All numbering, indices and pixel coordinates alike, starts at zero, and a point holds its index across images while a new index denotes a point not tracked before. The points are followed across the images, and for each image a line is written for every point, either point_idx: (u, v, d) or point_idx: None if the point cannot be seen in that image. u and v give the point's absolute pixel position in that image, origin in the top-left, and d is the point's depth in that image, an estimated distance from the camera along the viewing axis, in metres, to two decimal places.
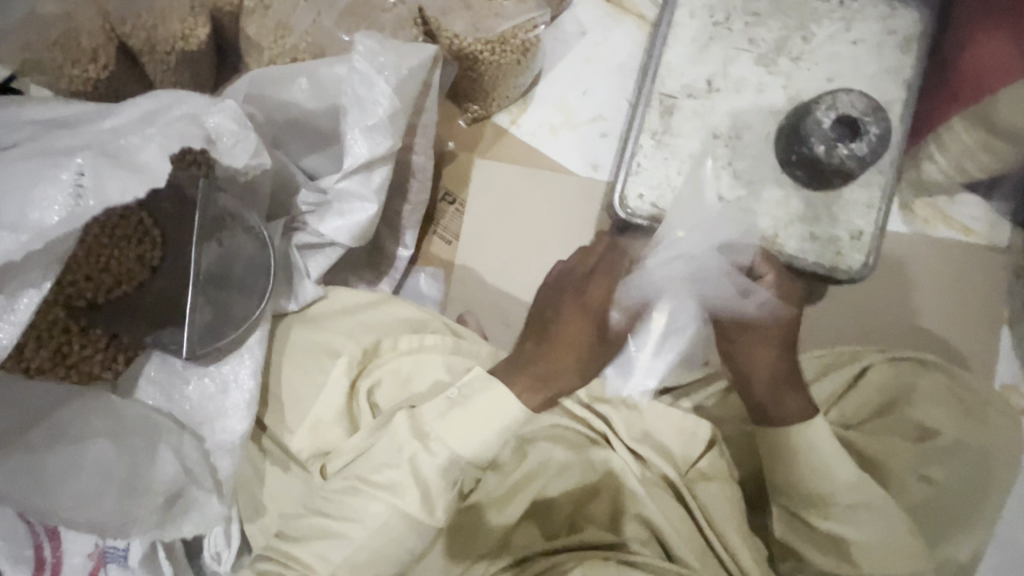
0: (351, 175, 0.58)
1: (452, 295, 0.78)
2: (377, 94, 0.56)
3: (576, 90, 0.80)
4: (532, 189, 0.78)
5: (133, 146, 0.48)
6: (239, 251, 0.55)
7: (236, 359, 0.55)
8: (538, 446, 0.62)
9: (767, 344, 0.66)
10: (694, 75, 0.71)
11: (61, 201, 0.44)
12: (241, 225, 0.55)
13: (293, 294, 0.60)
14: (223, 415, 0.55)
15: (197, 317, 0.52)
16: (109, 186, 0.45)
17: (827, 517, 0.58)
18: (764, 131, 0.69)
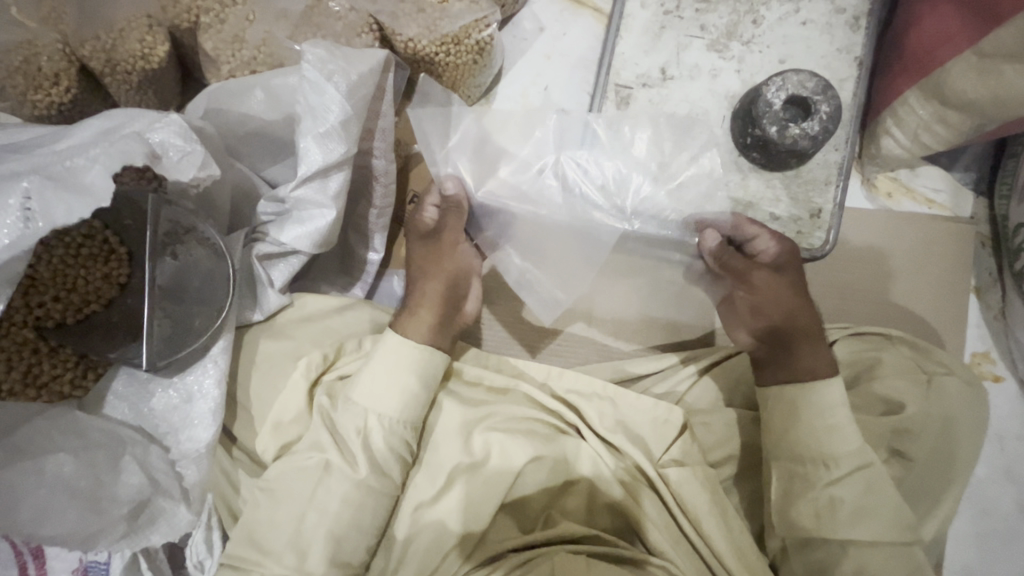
0: (307, 182, 0.59)
1: None
2: (328, 100, 0.57)
3: (537, 86, 0.81)
4: None
5: (78, 168, 0.49)
6: (196, 265, 0.56)
7: (200, 369, 0.56)
8: (501, 441, 0.60)
9: (794, 294, 0.64)
10: (647, 65, 0.72)
11: (10, 225, 0.47)
12: (196, 237, 0.55)
13: (257, 304, 0.61)
14: (188, 425, 0.56)
15: (154, 331, 0.53)
16: (54, 211, 0.47)
17: (831, 481, 0.57)
18: (720, 115, 0.71)
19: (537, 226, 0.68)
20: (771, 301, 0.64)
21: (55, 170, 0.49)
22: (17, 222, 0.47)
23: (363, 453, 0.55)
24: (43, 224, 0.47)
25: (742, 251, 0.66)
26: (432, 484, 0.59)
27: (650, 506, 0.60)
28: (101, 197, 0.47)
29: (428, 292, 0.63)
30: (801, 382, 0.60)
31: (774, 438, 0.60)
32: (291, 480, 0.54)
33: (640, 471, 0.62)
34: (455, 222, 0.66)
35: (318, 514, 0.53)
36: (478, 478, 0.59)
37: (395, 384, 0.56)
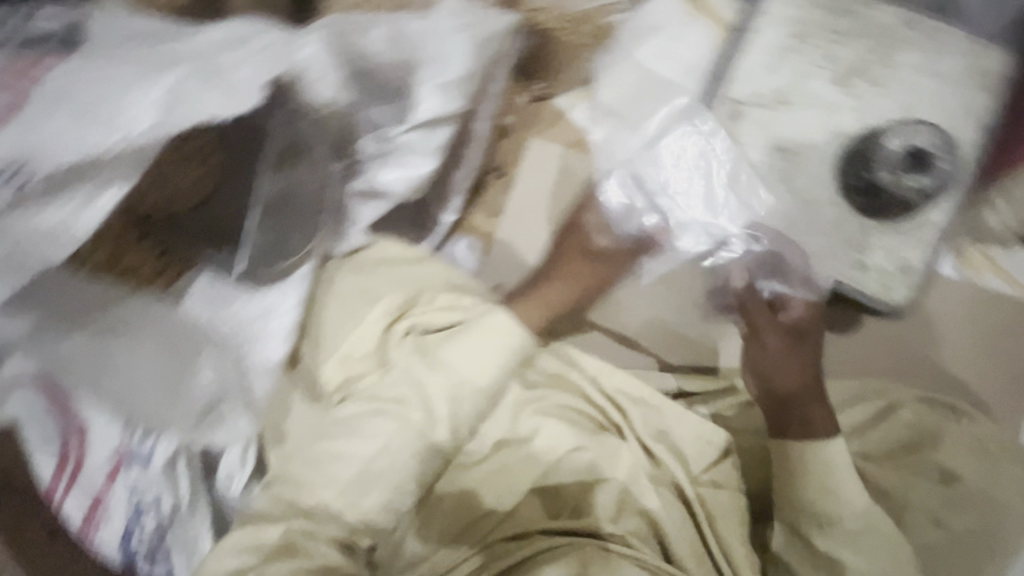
0: (415, 129, 0.63)
1: (489, 264, 0.69)
2: (452, 54, 0.63)
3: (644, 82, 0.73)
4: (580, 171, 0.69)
5: (228, 64, 0.55)
6: (304, 183, 0.59)
7: (280, 288, 0.58)
8: (548, 424, 0.62)
9: (800, 361, 0.67)
10: (765, 83, 0.69)
11: (154, 107, 0.51)
12: (307, 159, 0.59)
13: (343, 235, 0.63)
14: (261, 337, 0.57)
15: (256, 239, 0.57)
16: (207, 101, 0.53)
17: (827, 536, 0.60)
18: (827, 151, 0.67)
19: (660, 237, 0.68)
20: (770, 362, 0.67)
21: (206, 65, 0.55)
22: (159, 107, 0.52)
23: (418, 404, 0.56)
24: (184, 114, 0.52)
25: (763, 310, 0.68)
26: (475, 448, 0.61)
27: (682, 521, 0.60)
28: (242, 101, 0.55)
29: (553, 287, 0.67)
30: (787, 436, 0.64)
31: (785, 485, 0.63)
32: (346, 418, 0.55)
33: (676, 484, 0.63)
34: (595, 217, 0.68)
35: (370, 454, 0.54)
36: (517, 452, 0.61)
37: (484, 356, 0.57)
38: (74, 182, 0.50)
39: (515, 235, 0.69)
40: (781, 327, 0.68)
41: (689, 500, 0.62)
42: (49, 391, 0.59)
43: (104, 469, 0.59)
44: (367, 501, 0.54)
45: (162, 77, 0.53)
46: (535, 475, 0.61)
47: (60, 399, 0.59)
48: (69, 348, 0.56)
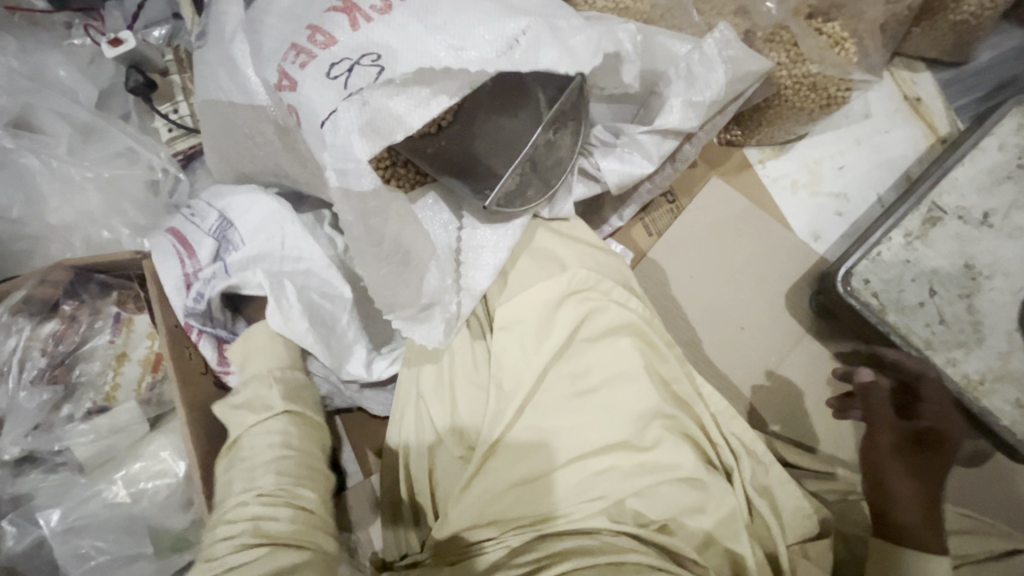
0: (654, 133, 0.62)
1: (682, 247, 0.84)
2: (712, 78, 0.61)
3: (784, 186, 0.85)
4: (721, 210, 0.85)
5: (532, 45, 0.45)
6: (562, 146, 0.56)
7: (500, 233, 0.57)
8: (659, 488, 0.60)
9: (910, 478, 0.62)
10: (975, 201, 0.70)
11: (474, 52, 0.44)
12: (572, 128, 0.56)
13: (551, 203, 0.63)
14: (475, 266, 0.56)
15: (506, 182, 0.54)
16: (542, 56, 0.45)
17: (735, 545, 0.60)
18: (968, 292, 0.68)
19: (719, 250, 0.84)
20: (903, 463, 0.64)
21: (550, 22, 0.46)
22: (500, 45, 0.45)
23: (566, 374, 0.60)
24: (520, 59, 0.45)
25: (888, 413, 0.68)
26: (605, 452, 0.59)
27: (761, 556, 0.60)
28: (585, 65, 0.46)
29: None
30: (905, 545, 0.56)
31: None
32: (506, 395, 0.59)
33: (753, 528, 0.62)
34: (740, 247, 0.83)
35: (542, 413, 0.59)
36: (652, 468, 0.60)
37: (614, 365, 0.60)
38: (409, 87, 0.44)
39: (696, 244, 0.84)
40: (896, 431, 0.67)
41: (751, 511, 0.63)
42: (180, 233, 0.65)
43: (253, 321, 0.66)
44: (479, 499, 0.58)
45: (507, 22, 0.45)
46: (613, 502, 0.58)
47: (191, 245, 0.64)
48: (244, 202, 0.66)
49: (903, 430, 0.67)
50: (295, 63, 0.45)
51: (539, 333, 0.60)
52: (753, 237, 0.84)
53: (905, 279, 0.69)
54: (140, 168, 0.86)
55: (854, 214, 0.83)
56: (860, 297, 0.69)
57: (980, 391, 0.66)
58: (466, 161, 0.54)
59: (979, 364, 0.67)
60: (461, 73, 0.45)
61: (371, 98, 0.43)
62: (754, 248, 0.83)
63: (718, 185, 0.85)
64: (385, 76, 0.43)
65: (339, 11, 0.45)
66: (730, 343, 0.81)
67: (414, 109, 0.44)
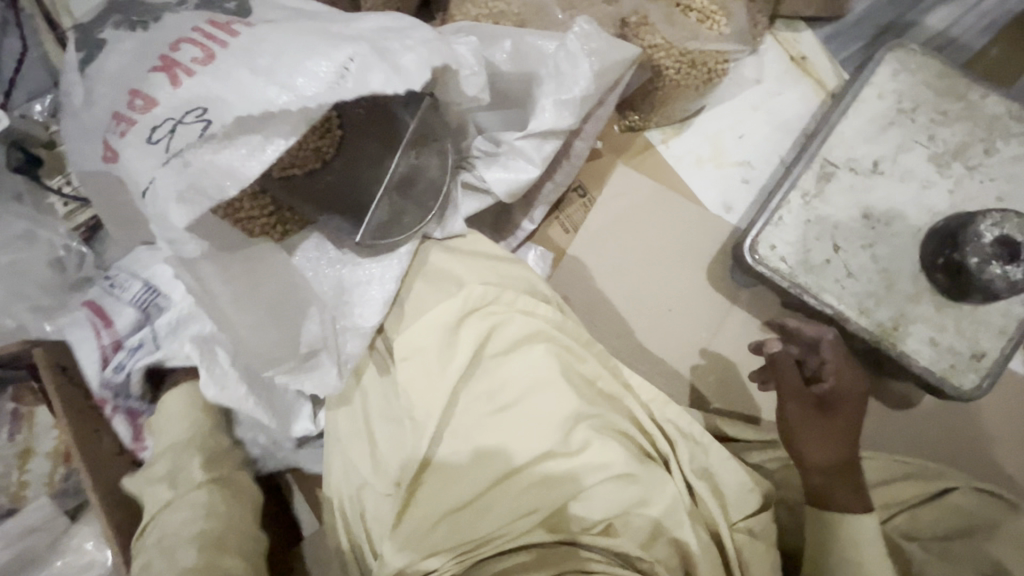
0: (531, 137, 0.61)
1: (600, 237, 0.84)
2: (579, 73, 0.61)
3: (691, 161, 0.85)
4: (637, 194, 0.84)
5: (362, 72, 0.44)
6: (427, 168, 0.58)
7: (386, 263, 0.60)
8: (595, 491, 0.60)
9: (834, 442, 0.62)
10: (863, 151, 0.71)
11: (300, 86, 0.43)
12: (437, 148, 0.59)
13: (442, 223, 0.64)
14: (363, 303, 0.60)
15: (377, 213, 0.56)
16: (374, 80, 0.44)
17: (678, 531, 0.60)
18: (870, 241, 0.69)
19: (636, 235, 0.83)
20: (820, 429, 0.62)
21: (378, 46, 0.46)
22: (329, 76, 0.44)
23: (481, 394, 0.60)
24: (352, 87, 0.44)
25: (796, 379, 0.64)
26: (535, 465, 0.59)
27: (706, 540, 0.61)
28: (416, 85, 0.45)
29: None
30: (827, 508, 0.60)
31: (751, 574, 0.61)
32: (427, 424, 0.59)
33: (697, 511, 0.63)
34: (658, 229, 0.83)
35: (466, 436, 0.59)
36: (587, 471, 0.60)
37: (529, 376, 0.61)
38: (241, 139, 0.44)
39: (612, 232, 0.84)
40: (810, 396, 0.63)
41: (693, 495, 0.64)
42: (99, 305, 0.65)
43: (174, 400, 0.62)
44: (417, 536, 0.57)
45: (334, 52, 0.44)
46: (552, 512, 0.59)
47: (113, 319, 0.64)
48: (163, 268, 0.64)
49: (810, 394, 0.63)
50: (118, 132, 0.45)
51: (447, 358, 0.60)
52: (667, 218, 0.84)
53: (809, 239, 0.70)
54: (41, 248, 0.79)
55: (760, 179, 0.84)
56: (769, 263, 0.70)
57: (896, 336, 0.67)
58: (342, 197, 0.57)
59: (890, 310, 0.68)
60: (288, 112, 0.44)
61: (192, 160, 0.43)
62: (670, 229, 0.83)
63: (626, 169, 0.85)
64: (211, 131, 0.43)
65: (160, 70, 0.44)
66: (660, 325, 0.82)
67: (248, 160, 0.44)
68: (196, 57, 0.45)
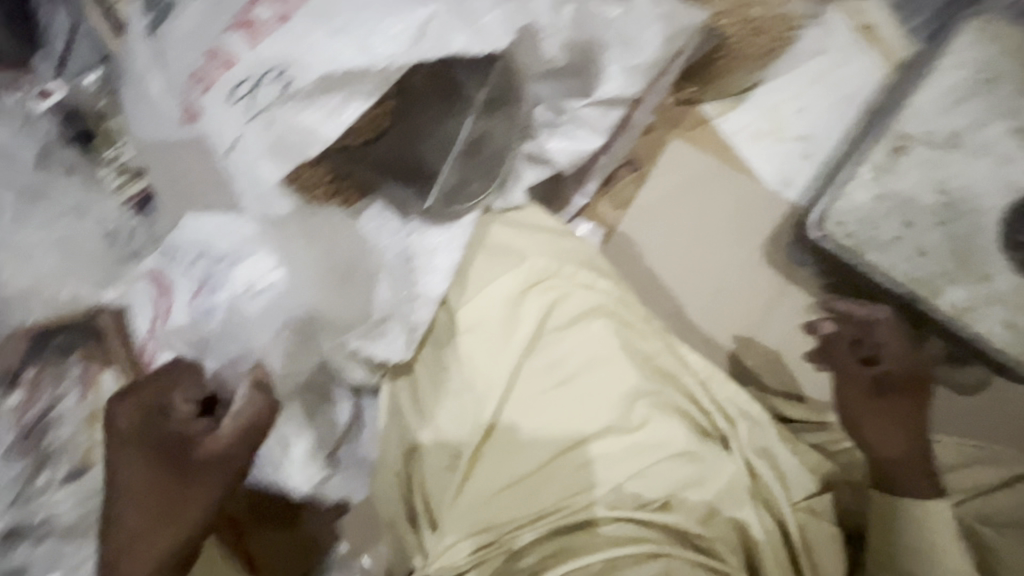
0: (594, 106, 0.60)
1: (651, 212, 0.82)
2: (647, 40, 0.58)
3: (748, 135, 0.82)
4: (692, 170, 0.82)
5: (441, 33, 0.47)
6: (492, 135, 0.58)
7: (448, 232, 0.59)
8: (654, 469, 0.59)
9: (900, 430, 0.60)
10: (939, 124, 0.67)
11: (384, 44, 0.46)
12: (505, 115, 0.58)
13: (503, 194, 0.62)
14: (430, 272, 0.59)
15: (443, 178, 0.58)
16: (451, 39, 0.47)
17: (737, 508, 0.60)
18: (945, 219, 0.66)
19: (687, 211, 0.81)
20: (875, 409, 0.62)
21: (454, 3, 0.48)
22: (407, 35, 0.46)
23: (535, 370, 0.60)
24: (429, 47, 0.47)
25: (854, 366, 0.64)
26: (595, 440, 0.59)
27: (770, 527, 0.60)
28: (494, 42, 0.49)
29: None
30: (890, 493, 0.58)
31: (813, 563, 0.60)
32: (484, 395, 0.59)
33: (760, 495, 0.61)
34: (710, 204, 0.81)
35: (524, 409, 0.59)
36: (645, 451, 0.59)
37: (590, 348, 0.61)
38: (321, 97, 0.47)
39: (662, 207, 0.81)
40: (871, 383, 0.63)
41: (755, 476, 0.62)
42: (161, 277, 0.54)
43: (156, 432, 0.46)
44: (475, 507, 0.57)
45: (410, 11, 0.46)
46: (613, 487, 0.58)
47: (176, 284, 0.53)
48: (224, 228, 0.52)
49: (866, 377, 0.63)
50: (200, 90, 0.48)
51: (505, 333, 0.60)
52: (721, 195, 0.81)
53: (880, 219, 0.67)
54: (92, 223, 0.73)
55: (821, 155, 0.81)
56: (836, 240, 0.67)
57: (969, 318, 0.64)
58: (406, 163, 0.57)
59: (963, 291, 0.65)
60: (368, 73, 0.47)
61: (277, 118, 0.47)
62: (724, 207, 0.81)
63: (681, 142, 0.82)
64: (292, 89, 0.46)
65: (236, 28, 0.46)
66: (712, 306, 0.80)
67: (324, 121, 0.48)
68: (270, 14, 0.46)
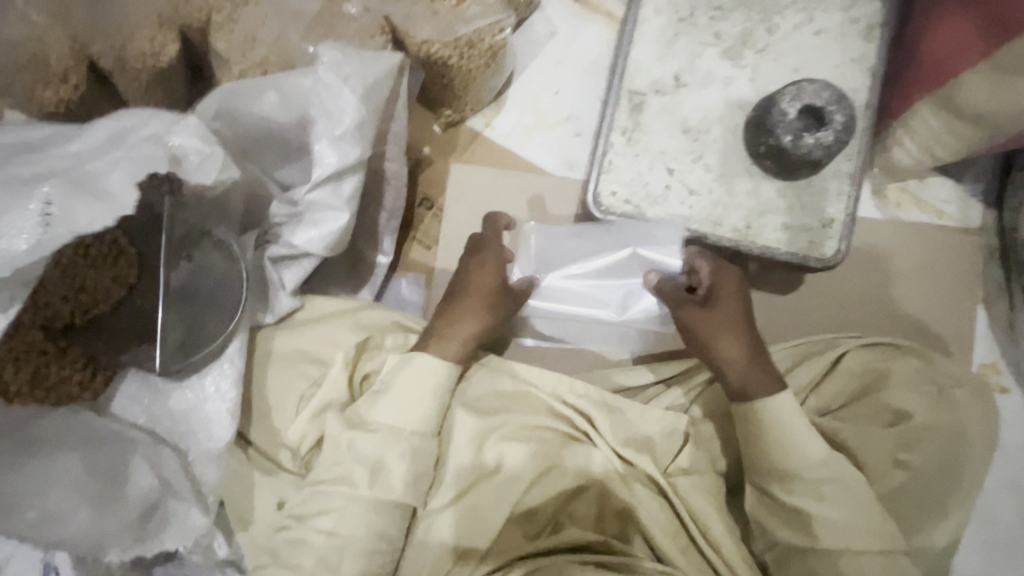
0: (320, 185, 0.58)
1: (457, 242, 0.81)
2: (344, 103, 0.57)
3: (521, 130, 0.83)
4: (480, 187, 0.82)
5: (98, 172, 0.46)
6: (210, 267, 0.55)
7: (217, 369, 0.56)
8: (529, 496, 0.60)
9: (737, 331, 0.61)
10: (660, 71, 0.71)
11: (30, 229, 0.43)
12: (216, 244, 0.56)
13: (270, 307, 0.61)
14: (206, 424, 0.56)
15: (169, 335, 0.52)
16: (76, 213, 0.43)
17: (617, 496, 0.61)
18: (701, 154, 0.69)
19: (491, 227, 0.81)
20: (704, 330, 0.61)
21: (77, 175, 0.45)
22: (35, 225, 0.43)
23: (389, 475, 0.54)
24: (62, 230, 0.43)
25: (681, 296, 0.62)
26: (462, 496, 0.58)
27: (660, 513, 0.60)
28: (124, 204, 0.44)
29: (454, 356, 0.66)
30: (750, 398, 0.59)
31: (706, 522, 0.60)
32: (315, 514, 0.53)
33: (644, 480, 0.62)
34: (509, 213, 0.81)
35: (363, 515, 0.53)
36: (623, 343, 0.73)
37: (412, 405, 0.56)
38: None
39: (465, 232, 0.81)
40: (700, 300, 0.62)
41: (630, 463, 0.62)
42: None
43: (484, 271, 0.62)
44: None
45: (31, 197, 0.43)
46: (500, 524, 0.58)
47: None
48: (42, 470, 0.50)
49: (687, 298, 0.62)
50: None
51: (404, 412, 0.56)
52: (516, 199, 0.82)
53: (646, 177, 0.69)
54: None
55: (590, 128, 0.83)
56: (615, 210, 0.69)
57: (752, 234, 0.68)
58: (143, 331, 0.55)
59: (739, 212, 0.68)
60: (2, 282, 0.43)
61: None
62: (523, 208, 0.82)
63: (461, 164, 0.82)
64: None
65: None
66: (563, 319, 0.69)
67: None
68: None
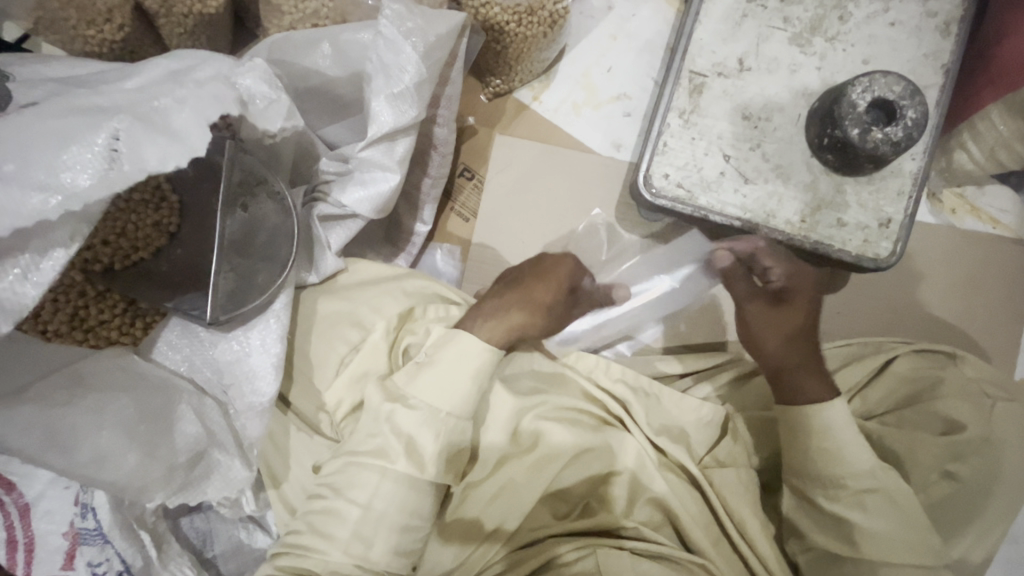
0: (375, 144, 0.57)
1: (496, 215, 0.79)
2: (403, 60, 0.54)
3: (569, 106, 0.81)
4: (523, 161, 0.80)
5: (166, 109, 0.44)
6: (264, 219, 0.54)
7: (263, 325, 0.55)
8: (561, 478, 0.59)
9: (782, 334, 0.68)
10: (725, 53, 0.68)
11: (95, 165, 0.41)
12: (268, 194, 0.54)
13: (313, 266, 0.60)
14: (247, 378, 0.55)
15: (220, 284, 0.51)
16: (146, 152, 0.42)
17: (651, 484, 0.59)
18: (760, 142, 0.67)
19: (532, 203, 0.80)
20: (773, 324, 0.69)
21: (140, 111, 0.43)
22: (100, 160, 0.41)
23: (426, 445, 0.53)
24: (129, 168, 0.42)
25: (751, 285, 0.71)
26: (496, 472, 0.58)
27: (691, 504, 0.59)
28: (197, 144, 0.43)
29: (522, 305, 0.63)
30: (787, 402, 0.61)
31: (741, 516, 0.59)
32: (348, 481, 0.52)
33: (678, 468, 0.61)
34: (551, 189, 0.80)
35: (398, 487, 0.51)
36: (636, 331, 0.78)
37: (457, 380, 0.53)
38: None
39: (505, 206, 0.79)
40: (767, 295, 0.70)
41: (664, 450, 0.62)
42: None
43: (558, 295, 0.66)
44: None
45: (97, 130, 0.42)
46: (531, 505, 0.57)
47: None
48: (91, 408, 0.50)
49: (761, 295, 0.71)
50: None
51: (448, 393, 0.53)
52: (559, 175, 0.80)
53: (701, 163, 0.67)
54: None
55: (641, 109, 0.80)
56: (667, 193, 0.67)
57: (806, 228, 0.66)
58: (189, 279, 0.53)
59: (795, 205, 0.66)
60: (65, 218, 0.42)
61: None
62: (566, 185, 0.80)
63: (506, 136, 0.80)
64: None
65: None
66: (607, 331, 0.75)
67: None
68: None
